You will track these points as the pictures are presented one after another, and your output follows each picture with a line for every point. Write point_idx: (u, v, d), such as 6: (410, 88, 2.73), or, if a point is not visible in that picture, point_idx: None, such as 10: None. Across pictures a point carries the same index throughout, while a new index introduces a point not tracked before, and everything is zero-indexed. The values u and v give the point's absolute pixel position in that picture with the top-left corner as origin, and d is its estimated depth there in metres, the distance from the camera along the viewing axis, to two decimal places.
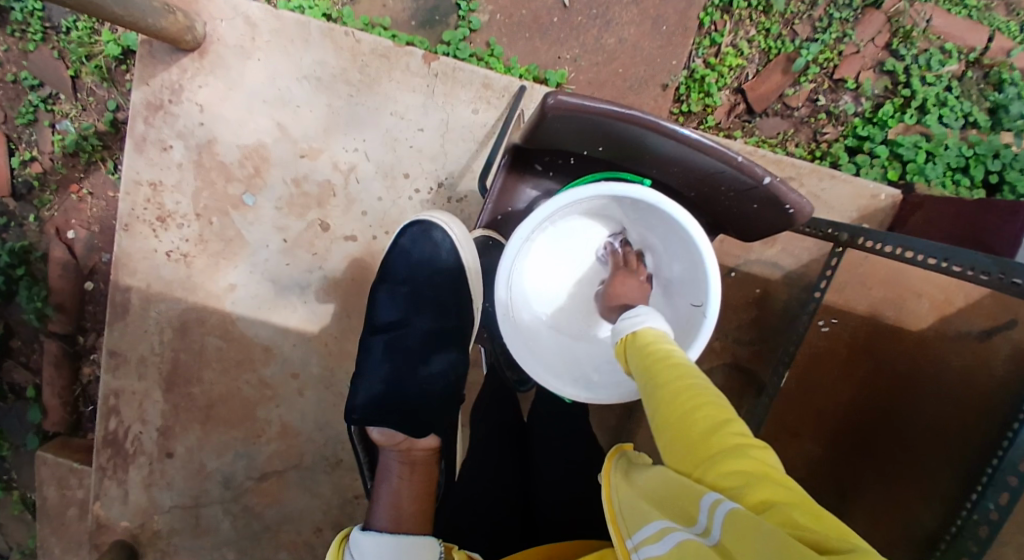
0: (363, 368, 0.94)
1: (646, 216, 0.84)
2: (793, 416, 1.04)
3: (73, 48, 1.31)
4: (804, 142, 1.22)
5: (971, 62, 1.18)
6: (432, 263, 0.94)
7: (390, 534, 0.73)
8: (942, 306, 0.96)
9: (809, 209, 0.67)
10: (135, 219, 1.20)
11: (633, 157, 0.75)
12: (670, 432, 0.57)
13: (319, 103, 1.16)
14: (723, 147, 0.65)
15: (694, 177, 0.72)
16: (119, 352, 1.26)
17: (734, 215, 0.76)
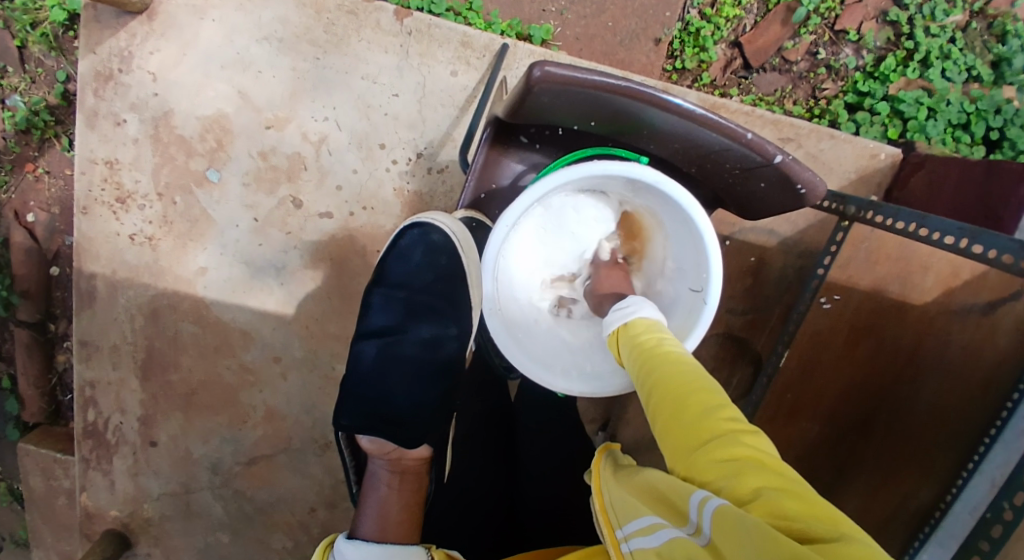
0: (352, 373, 0.85)
1: (641, 195, 0.76)
2: (793, 397, 0.92)
3: (16, 15, 1.20)
4: (802, 99, 1.13)
5: (975, 12, 1.10)
6: (434, 267, 0.85)
7: (377, 544, 0.66)
8: (948, 278, 0.84)
9: (824, 190, 0.60)
10: (94, 200, 1.12)
11: (628, 133, 0.66)
12: (661, 420, 0.54)
13: (283, 66, 1.06)
14: (731, 122, 0.57)
15: (697, 155, 0.64)
16: (91, 341, 1.20)
17: (739, 194, 0.68)
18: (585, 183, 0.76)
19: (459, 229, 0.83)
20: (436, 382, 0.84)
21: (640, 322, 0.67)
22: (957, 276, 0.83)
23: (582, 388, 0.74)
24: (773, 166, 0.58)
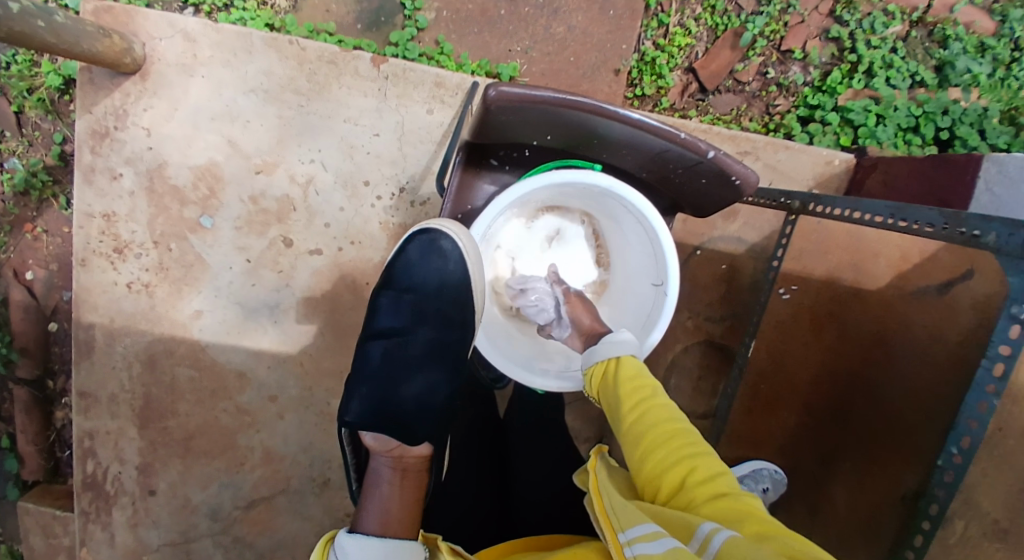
0: (356, 372, 0.84)
1: (599, 203, 0.82)
2: (768, 386, 0.96)
3: (13, 83, 1.25)
4: (758, 116, 1.21)
5: (914, 22, 1.19)
6: (439, 274, 0.84)
7: (376, 539, 0.66)
8: (899, 263, 0.91)
9: (756, 179, 0.65)
10: (91, 252, 1.16)
11: (583, 145, 0.72)
12: (662, 463, 0.60)
13: (269, 115, 1.13)
14: (666, 125, 0.63)
15: (644, 160, 0.70)
16: (89, 392, 1.21)
17: (689, 195, 0.73)
18: (552, 193, 0.81)
19: (469, 240, 0.82)
20: (439, 385, 0.85)
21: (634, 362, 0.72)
22: (907, 261, 0.90)
23: (559, 384, 0.78)
24: (708, 160, 0.64)
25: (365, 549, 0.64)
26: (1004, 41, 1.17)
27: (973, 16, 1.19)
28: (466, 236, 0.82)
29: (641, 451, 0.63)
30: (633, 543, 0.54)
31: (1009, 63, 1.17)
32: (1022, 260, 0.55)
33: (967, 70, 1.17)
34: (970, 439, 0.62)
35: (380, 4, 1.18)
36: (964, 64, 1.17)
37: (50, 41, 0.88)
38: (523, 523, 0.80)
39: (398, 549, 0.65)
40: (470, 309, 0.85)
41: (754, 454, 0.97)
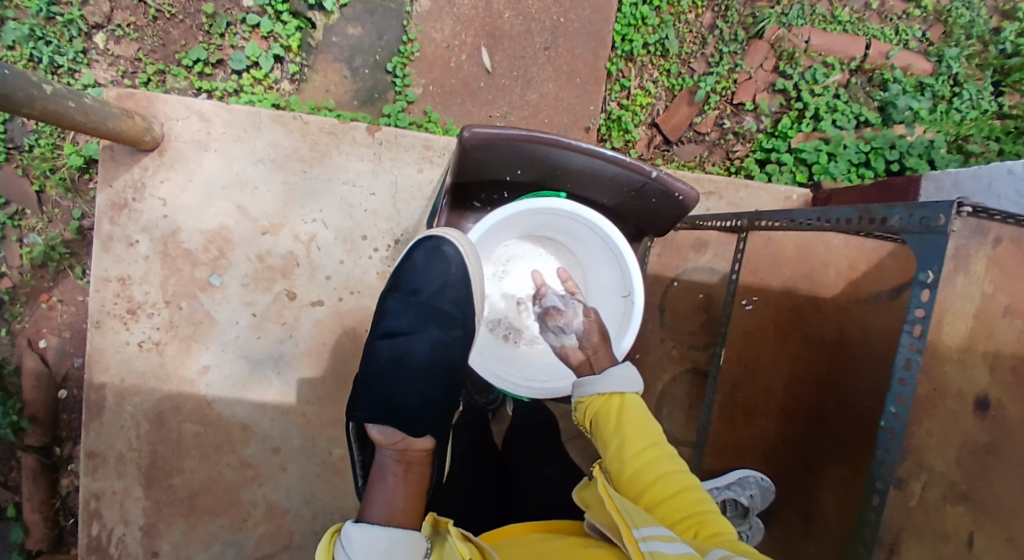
0: (366, 371, 0.90)
1: (567, 229, 0.93)
2: (743, 394, 1.01)
3: (37, 164, 1.36)
4: (720, 161, 1.36)
5: (854, 70, 1.37)
6: (442, 278, 0.91)
7: (381, 527, 0.65)
8: (848, 271, 0.99)
9: (697, 194, 0.76)
10: (106, 314, 1.24)
11: (550, 176, 0.84)
12: (668, 500, 0.64)
13: (275, 181, 1.25)
14: (611, 153, 0.75)
15: (602, 184, 0.82)
16: (97, 452, 1.25)
17: (645, 213, 0.85)
18: (526, 223, 0.93)
19: (469, 245, 0.90)
20: (442, 381, 0.90)
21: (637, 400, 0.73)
22: (856, 270, 0.99)
23: (544, 391, 0.87)
24: (652, 179, 0.75)
25: (371, 535, 0.63)
26: (941, 79, 1.37)
27: (909, 59, 1.37)
28: (467, 243, 0.90)
29: (654, 489, 0.65)
30: (652, 543, 0.57)
31: (948, 98, 1.37)
32: (921, 238, 0.57)
33: (907, 108, 1.35)
34: (896, 430, 0.59)
35: (373, 84, 1.34)
36: (904, 103, 1.35)
37: (78, 120, 1.00)
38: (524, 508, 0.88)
39: (404, 536, 0.64)
40: (470, 309, 0.92)
41: (739, 463, 1.01)
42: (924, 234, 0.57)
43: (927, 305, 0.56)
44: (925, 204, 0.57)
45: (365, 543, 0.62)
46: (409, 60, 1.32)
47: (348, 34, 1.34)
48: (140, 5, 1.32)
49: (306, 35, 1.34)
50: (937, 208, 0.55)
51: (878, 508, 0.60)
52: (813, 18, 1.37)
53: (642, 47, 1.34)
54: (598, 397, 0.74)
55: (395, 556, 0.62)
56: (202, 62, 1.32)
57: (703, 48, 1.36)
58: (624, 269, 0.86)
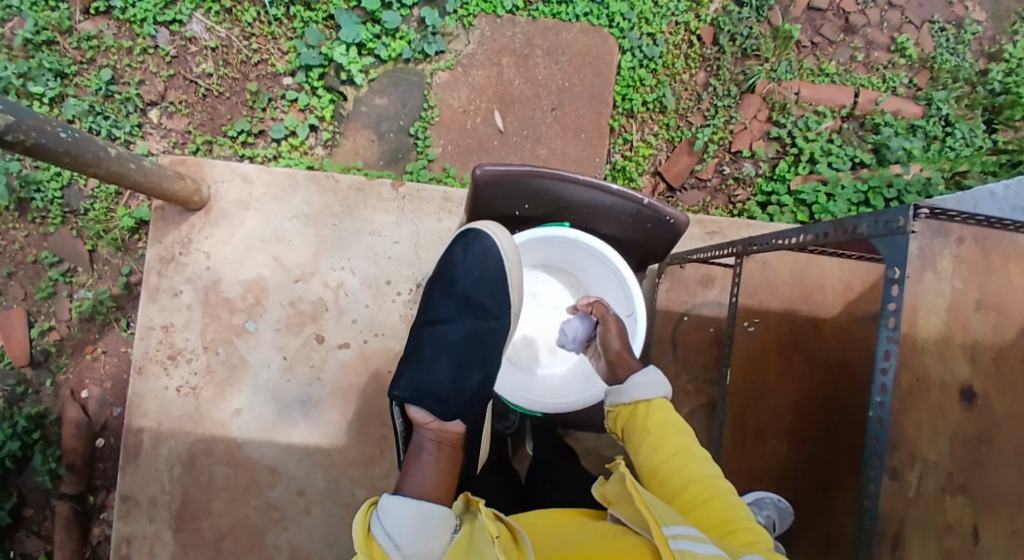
0: (410, 356, 0.93)
1: (572, 259, 1.01)
2: (753, 413, 1.01)
3: (91, 226, 1.49)
4: (723, 205, 1.45)
5: (845, 117, 1.47)
6: (482, 270, 0.94)
7: (413, 501, 0.69)
8: (845, 292, 1.03)
9: (686, 218, 0.85)
10: (148, 361, 1.32)
11: (554, 211, 0.93)
12: (690, 493, 0.70)
13: (308, 235, 1.35)
14: (608, 185, 0.86)
15: (602, 216, 0.91)
16: (131, 496, 1.29)
17: (643, 241, 0.93)
18: (539, 253, 1.02)
19: (509, 243, 0.94)
20: (475, 370, 0.92)
21: (660, 404, 0.79)
22: (851, 291, 1.03)
23: (556, 405, 0.94)
24: (644, 206, 0.85)
25: (405, 508, 0.67)
26: (932, 120, 1.46)
27: (898, 104, 1.47)
28: (506, 237, 0.94)
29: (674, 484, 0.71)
30: (681, 541, 0.59)
31: (940, 137, 1.46)
32: (885, 241, 0.59)
33: (900, 148, 1.43)
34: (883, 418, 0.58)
35: (397, 146, 1.47)
36: (896, 144, 1.43)
37: (138, 179, 1.11)
38: (543, 500, 0.96)
39: (434, 510, 0.68)
40: (506, 299, 0.96)
41: (752, 485, 0.99)
42: (887, 236, 0.58)
43: (899, 298, 0.56)
44: (887, 209, 0.58)
45: (398, 513, 0.66)
46: (430, 124, 1.46)
47: (375, 103, 1.48)
48: (192, 85, 1.50)
49: (337, 107, 1.49)
50: (896, 211, 0.57)
51: (873, 497, 0.59)
52: (801, 72, 1.48)
53: (642, 104, 1.46)
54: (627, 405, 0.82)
55: (426, 527, 0.65)
56: (245, 133, 1.48)
57: (699, 103, 1.47)
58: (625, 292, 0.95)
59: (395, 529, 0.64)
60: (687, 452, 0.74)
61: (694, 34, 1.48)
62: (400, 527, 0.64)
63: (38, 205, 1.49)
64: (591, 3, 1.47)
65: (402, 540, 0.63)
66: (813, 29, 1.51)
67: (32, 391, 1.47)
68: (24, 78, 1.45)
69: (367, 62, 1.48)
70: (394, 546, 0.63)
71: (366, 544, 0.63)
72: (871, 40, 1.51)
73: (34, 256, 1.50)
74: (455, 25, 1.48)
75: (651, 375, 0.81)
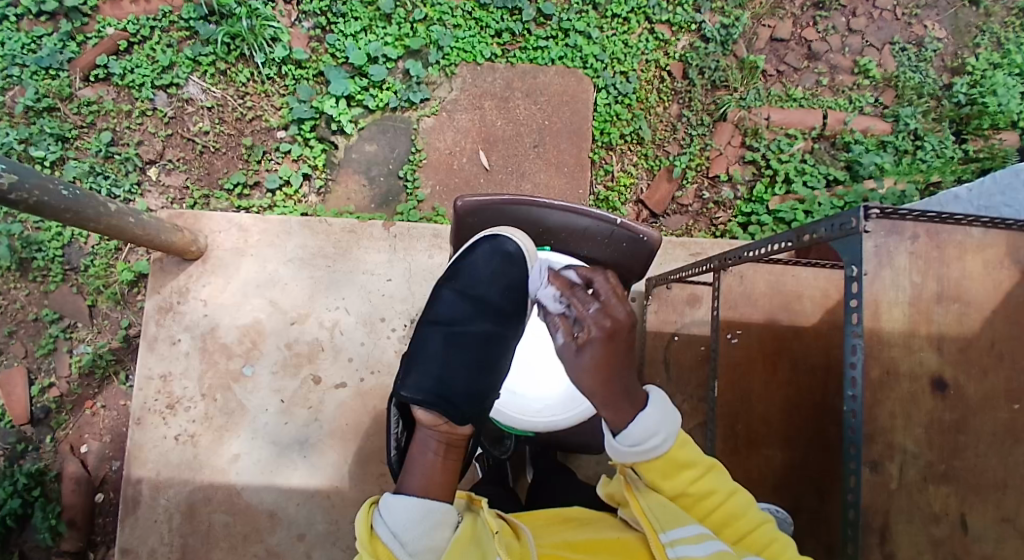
0: (419, 354, 0.89)
1: None
2: (743, 425, 1.01)
3: (92, 282, 1.53)
4: (705, 228, 1.50)
5: (816, 137, 1.53)
6: (504, 276, 0.92)
7: (417, 498, 0.68)
8: (824, 301, 1.04)
9: (659, 236, 0.90)
10: (147, 410, 1.33)
11: (534, 237, 0.97)
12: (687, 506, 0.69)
13: (303, 277, 1.38)
14: (587, 207, 0.91)
15: (578, 239, 0.95)
16: (131, 548, 1.28)
17: (621, 267, 0.96)
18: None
19: (528, 245, 0.92)
20: (487, 372, 0.89)
21: (676, 456, 0.68)
22: (830, 298, 1.04)
23: (545, 422, 0.98)
24: (617, 225, 0.90)
25: (409, 504, 0.67)
26: (901, 135, 1.52)
27: (867, 122, 1.53)
28: (525, 242, 0.92)
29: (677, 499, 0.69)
30: (678, 548, 0.64)
31: (912, 150, 1.52)
32: (845, 241, 0.61)
33: (872, 164, 1.49)
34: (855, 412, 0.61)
35: (387, 189, 1.53)
36: (868, 160, 1.49)
37: (137, 233, 1.15)
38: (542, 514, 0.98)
39: (438, 506, 0.68)
40: (521, 304, 0.95)
41: (751, 495, 0.99)
42: (845, 237, 0.60)
43: (859, 295, 0.58)
44: (841, 212, 0.61)
45: (402, 511, 0.66)
46: (418, 166, 1.52)
47: (365, 150, 1.55)
48: (189, 143, 1.56)
49: (329, 155, 1.55)
50: (848, 213, 0.59)
51: None
52: (770, 98, 1.55)
53: (620, 137, 1.53)
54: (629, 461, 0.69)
55: (429, 524, 0.65)
56: (241, 185, 1.53)
57: (675, 133, 1.54)
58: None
59: (400, 527, 0.64)
60: (696, 470, 0.69)
61: (664, 70, 1.56)
62: (404, 525, 0.65)
63: (40, 264, 1.53)
64: (565, 47, 1.56)
65: (408, 537, 0.64)
66: (777, 58, 1.59)
67: (31, 447, 1.47)
68: (26, 143, 1.53)
69: (356, 113, 1.55)
70: (398, 542, 0.63)
71: (370, 542, 0.64)
72: (835, 64, 1.59)
73: (35, 313, 1.53)
74: (438, 74, 1.56)
75: (655, 424, 0.68)
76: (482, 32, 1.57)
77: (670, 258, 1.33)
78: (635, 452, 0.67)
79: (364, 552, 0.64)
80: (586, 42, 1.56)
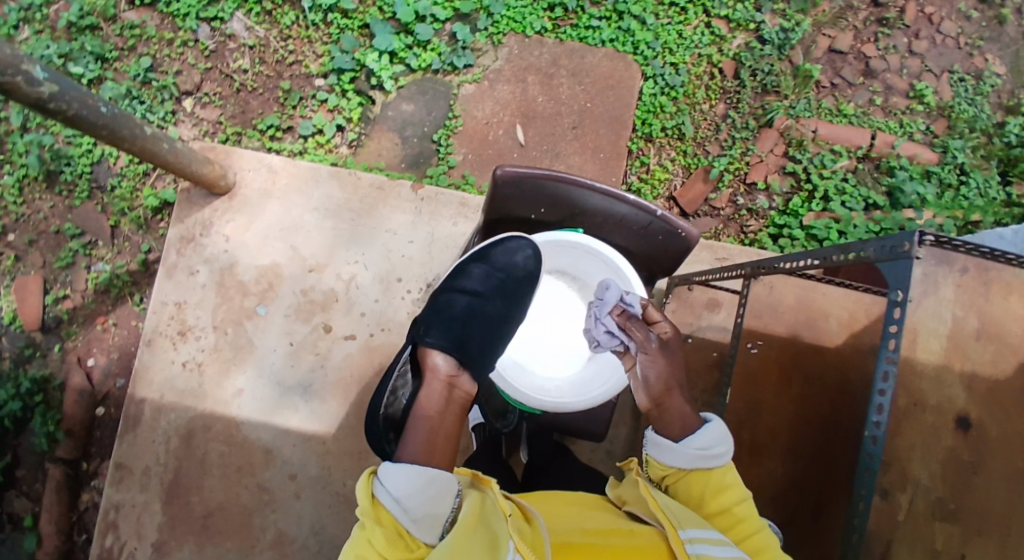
0: (445, 316, 0.94)
1: (581, 264, 1.03)
2: (749, 434, 1.01)
3: (116, 202, 1.53)
4: (734, 234, 1.48)
5: (861, 157, 1.50)
6: (526, 271, 1.00)
7: (418, 466, 0.68)
8: (850, 323, 1.06)
9: (696, 233, 0.87)
10: (158, 334, 1.35)
11: (570, 215, 0.96)
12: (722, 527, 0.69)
13: (326, 227, 1.39)
14: (625, 194, 0.88)
15: (615, 223, 0.93)
16: (125, 464, 1.31)
17: (654, 252, 0.96)
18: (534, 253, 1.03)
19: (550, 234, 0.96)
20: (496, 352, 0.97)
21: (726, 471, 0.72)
22: (856, 321, 1.06)
23: (551, 402, 0.93)
24: (656, 217, 0.87)
25: (409, 473, 0.66)
26: (946, 168, 1.49)
27: (915, 150, 1.50)
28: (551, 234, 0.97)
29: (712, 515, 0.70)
30: (697, 545, 0.61)
31: (955, 185, 1.48)
32: (893, 263, 0.58)
33: (913, 193, 1.46)
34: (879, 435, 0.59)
35: (420, 151, 1.52)
36: (910, 188, 1.46)
37: (169, 159, 1.16)
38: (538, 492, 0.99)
39: (438, 475, 0.67)
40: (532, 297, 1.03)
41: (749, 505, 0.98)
42: (894, 260, 0.57)
43: (901, 321, 0.55)
44: (893, 234, 0.57)
45: (404, 480, 0.65)
46: (453, 132, 1.50)
47: (402, 108, 1.53)
48: (227, 78, 1.56)
49: (365, 109, 1.54)
50: (901, 235, 0.55)
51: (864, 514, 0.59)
52: (819, 111, 1.52)
53: (660, 130, 1.50)
54: (684, 469, 0.73)
55: (432, 492, 0.65)
56: (274, 127, 1.53)
57: (718, 134, 1.51)
58: (625, 283, 0.94)
59: (402, 493, 0.64)
60: (737, 492, 0.71)
61: (716, 68, 1.53)
62: (407, 492, 0.64)
63: (67, 178, 1.54)
64: (618, 30, 1.53)
65: (410, 504, 0.63)
66: (832, 71, 1.55)
67: (39, 355, 1.50)
68: (66, 58, 1.52)
69: (397, 70, 1.53)
70: (400, 509, 0.63)
71: (373, 510, 0.64)
72: (890, 85, 1.55)
73: (57, 226, 1.54)
74: (485, 41, 1.54)
75: (718, 434, 0.74)
76: (535, 4, 1.54)
77: (694, 260, 1.32)
78: (700, 454, 0.72)
79: (367, 519, 0.63)
80: (640, 27, 1.53)
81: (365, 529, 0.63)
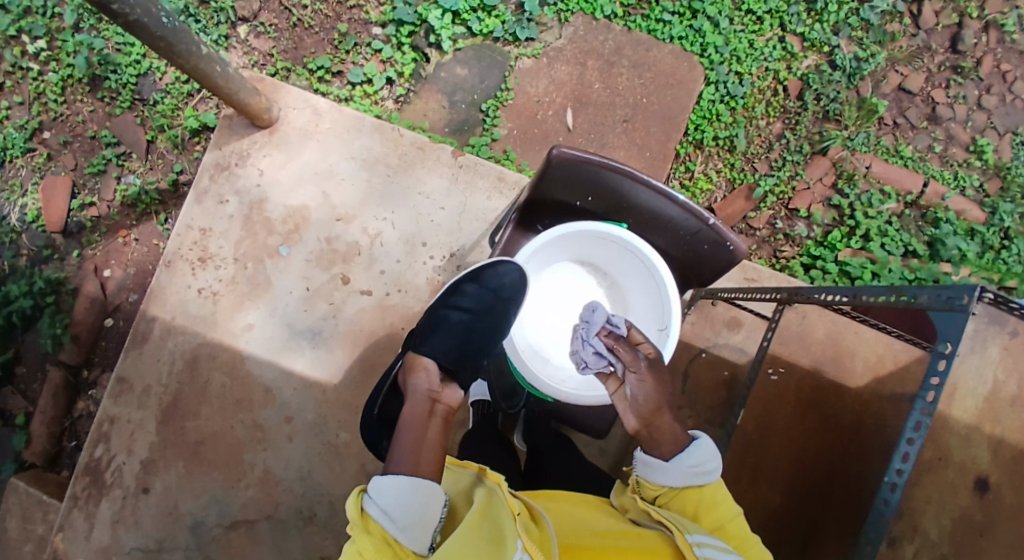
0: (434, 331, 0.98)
1: (618, 259, 1.02)
2: (753, 458, 1.05)
3: (156, 118, 1.52)
4: (766, 257, 1.45)
5: (909, 203, 1.47)
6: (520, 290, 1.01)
7: (405, 477, 0.67)
8: (876, 366, 1.08)
9: (745, 248, 0.86)
10: (179, 257, 1.35)
11: (615, 209, 0.95)
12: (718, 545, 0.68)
13: (360, 178, 1.37)
14: (679, 195, 0.86)
15: (661, 224, 0.92)
16: (127, 378, 1.32)
17: (696, 257, 0.94)
18: (569, 243, 1.02)
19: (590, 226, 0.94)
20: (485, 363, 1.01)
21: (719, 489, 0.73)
22: (883, 365, 1.08)
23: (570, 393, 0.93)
24: (708, 225, 0.86)
25: (396, 483, 0.66)
26: (992, 229, 1.45)
27: (963, 205, 1.46)
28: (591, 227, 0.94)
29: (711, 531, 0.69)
30: (705, 549, 0.60)
31: (996, 248, 1.45)
32: (945, 313, 0.56)
33: (955, 248, 1.42)
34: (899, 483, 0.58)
35: (465, 118, 1.49)
36: (952, 243, 1.42)
37: (218, 84, 1.14)
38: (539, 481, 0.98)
39: (426, 485, 0.67)
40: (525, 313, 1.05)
41: None
42: (948, 311, 0.55)
43: (944, 374, 0.54)
44: (951, 284, 0.55)
45: (391, 491, 0.65)
46: (502, 105, 1.48)
47: (455, 72, 1.51)
48: (286, 12, 1.53)
49: (418, 67, 1.52)
50: (961, 287, 0.54)
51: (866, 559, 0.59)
52: (876, 148, 1.49)
53: (712, 138, 1.47)
54: (676, 486, 0.72)
55: (419, 503, 0.64)
56: (324, 70, 1.51)
57: (769, 152, 1.48)
58: (662, 286, 0.93)
59: (389, 504, 0.63)
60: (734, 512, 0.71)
61: (780, 84, 1.50)
62: (393, 503, 0.63)
63: (111, 86, 1.53)
64: (688, 28, 1.49)
65: (396, 513, 0.62)
66: (897, 109, 1.52)
67: (57, 257, 1.51)
68: None
69: (457, 31, 1.50)
70: (387, 518, 0.62)
71: (362, 521, 0.63)
72: (952, 134, 1.51)
73: (94, 131, 1.54)
74: (551, 17, 1.50)
75: (709, 452, 0.75)
76: None
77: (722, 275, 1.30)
78: (696, 470, 0.72)
79: (357, 532, 0.63)
80: (711, 29, 1.49)
81: (354, 542, 0.62)
